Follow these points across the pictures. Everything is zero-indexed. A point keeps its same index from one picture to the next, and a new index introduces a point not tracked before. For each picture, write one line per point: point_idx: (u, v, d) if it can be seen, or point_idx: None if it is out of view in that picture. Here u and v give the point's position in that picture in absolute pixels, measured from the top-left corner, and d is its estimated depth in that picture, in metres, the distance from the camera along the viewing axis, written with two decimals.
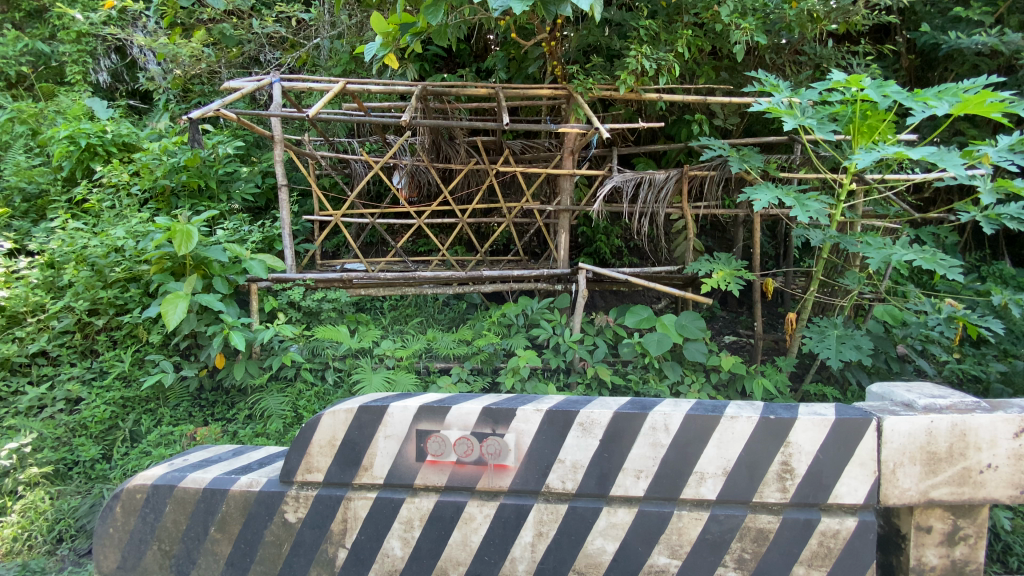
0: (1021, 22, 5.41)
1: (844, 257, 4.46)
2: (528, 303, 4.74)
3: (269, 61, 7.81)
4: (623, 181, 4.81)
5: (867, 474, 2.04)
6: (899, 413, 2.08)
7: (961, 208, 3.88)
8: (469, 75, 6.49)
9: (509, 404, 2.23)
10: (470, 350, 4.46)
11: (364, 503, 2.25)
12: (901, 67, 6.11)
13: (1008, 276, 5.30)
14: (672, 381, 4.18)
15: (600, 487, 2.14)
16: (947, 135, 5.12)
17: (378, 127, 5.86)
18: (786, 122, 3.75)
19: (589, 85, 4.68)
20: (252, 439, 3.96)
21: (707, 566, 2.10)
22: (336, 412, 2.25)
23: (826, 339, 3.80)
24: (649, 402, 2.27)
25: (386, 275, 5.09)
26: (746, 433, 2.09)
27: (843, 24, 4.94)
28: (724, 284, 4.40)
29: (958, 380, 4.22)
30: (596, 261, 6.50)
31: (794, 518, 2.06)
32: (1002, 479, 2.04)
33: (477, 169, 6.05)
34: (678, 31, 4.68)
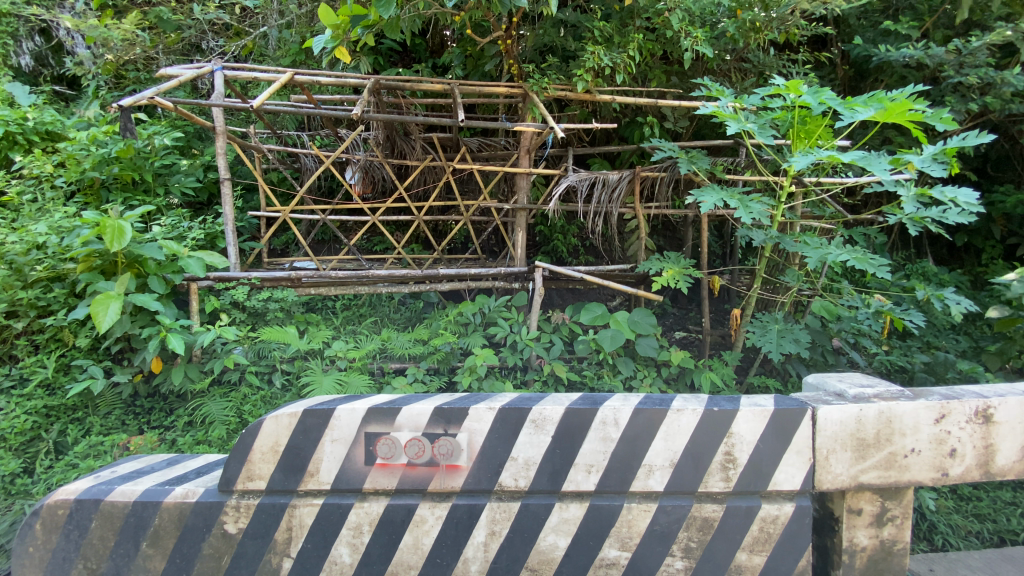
0: (944, 38, 5.85)
1: (784, 256, 4.69)
2: (486, 301, 4.71)
3: (212, 49, 7.42)
4: (577, 180, 4.87)
5: (803, 461, 2.14)
6: (832, 403, 2.19)
7: (889, 211, 4.11)
8: (425, 71, 6.40)
9: (461, 404, 2.20)
10: (426, 350, 4.38)
11: (310, 510, 2.16)
12: (837, 77, 6.50)
13: (930, 274, 5.74)
14: (625, 375, 4.27)
15: (552, 484, 2.15)
16: (877, 142, 5.48)
17: (329, 120, 5.66)
18: (730, 126, 3.89)
19: (545, 85, 4.71)
20: (192, 447, 3.76)
21: (656, 557, 2.14)
22: (278, 417, 2.16)
23: (768, 332, 3.98)
24: (600, 397, 2.30)
25: (338, 274, 4.92)
26: (691, 426, 2.15)
27: (783, 33, 5.17)
28: (674, 282, 4.52)
29: (887, 370, 4.53)
30: (553, 259, 6.57)
31: (736, 506, 2.14)
32: (924, 463, 2.19)
33: (433, 166, 5.95)
34: (630, 33, 4.76)
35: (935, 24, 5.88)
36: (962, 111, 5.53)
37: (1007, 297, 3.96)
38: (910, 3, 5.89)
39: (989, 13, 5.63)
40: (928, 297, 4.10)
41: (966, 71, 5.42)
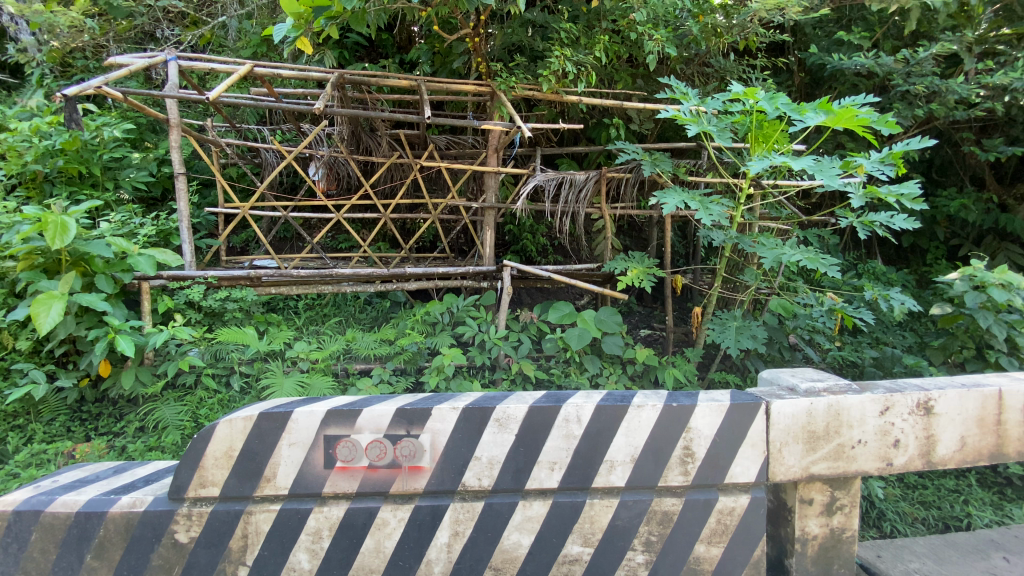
0: (892, 48, 6.15)
1: (744, 256, 4.84)
2: (454, 300, 4.66)
3: (167, 38, 7.11)
4: (545, 180, 4.90)
5: (757, 453, 2.22)
6: (784, 397, 2.27)
7: (841, 214, 4.28)
8: (392, 67, 6.31)
9: (424, 404, 2.17)
10: (392, 350, 4.31)
11: (266, 516, 2.10)
12: (793, 83, 6.75)
13: (879, 273, 6.02)
14: (591, 373, 4.30)
15: (516, 482, 2.14)
16: (830, 147, 5.71)
17: (291, 115, 5.51)
18: (691, 129, 3.99)
19: (512, 84, 4.70)
20: (143, 454, 3.60)
21: (617, 552, 2.17)
22: (232, 421, 2.08)
23: (728, 330, 4.09)
24: (563, 395, 2.31)
25: (300, 273, 4.80)
26: (652, 421, 2.19)
27: (743, 39, 5.31)
28: (638, 281, 4.59)
29: (839, 365, 4.73)
30: (522, 258, 6.59)
31: (695, 499, 2.19)
32: (870, 453, 2.29)
33: (400, 163, 5.86)
34: (596, 35, 4.80)
35: (885, 34, 6.16)
36: (909, 118, 5.83)
37: (949, 294, 4.18)
38: (861, 15, 6.17)
39: (933, 26, 5.95)
40: (876, 296, 4.29)
41: (913, 80, 5.74)
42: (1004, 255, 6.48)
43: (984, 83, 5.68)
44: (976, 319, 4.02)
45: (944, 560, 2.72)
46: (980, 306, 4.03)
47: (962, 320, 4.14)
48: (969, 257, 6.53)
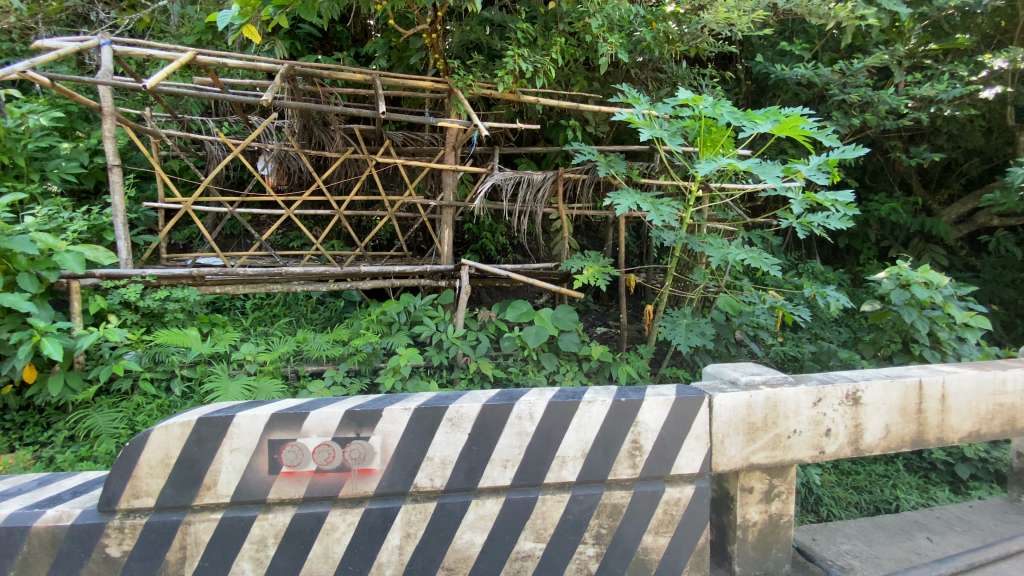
0: (830, 60, 6.52)
1: (693, 256, 5.02)
2: (411, 300, 4.59)
3: (102, 21, 6.69)
4: (502, 179, 4.93)
5: (701, 445, 2.31)
6: (726, 390, 2.37)
7: (782, 216, 4.50)
8: (347, 60, 6.16)
9: (374, 405, 2.12)
10: (346, 351, 4.21)
11: (206, 526, 2.01)
12: (741, 91, 7.00)
13: (818, 272, 6.38)
14: (549, 370, 4.34)
15: (468, 481, 2.13)
16: (774, 153, 6.00)
17: (238, 106, 5.27)
18: (643, 132, 4.11)
19: (470, 82, 4.69)
20: (74, 464, 3.36)
21: (569, 546, 2.21)
22: (168, 427, 1.98)
23: (677, 327, 4.23)
24: (516, 393, 2.32)
25: (247, 271, 4.65)
26: (602, 416, 2.23)
27: (693, 48, 5.50)
28: (594, 280, 4.67)
29: (782, 360, 4.99)
30: (481, 257, 6.57)
31: (643, 491, 2.26)
32: (804, 442, 2.43)
33: (354, 158, 5.72)
34: (553, 36, 4.85)
35: (824, 47, 6.53)
36: (845, 126, 6.20)
37: (878, 292, 4.47)
38: (802, 28, 6.51)
39: (867, 41, 6.35)
40: (813, 293, 4.54)
41: (848, 90, 6.12)
42: (927, 256, 7.00)
43: (912, 95, 6.10)
44: (901, 315, 4.30)
45: (873, 541, 2.90)
46: (906, 303, 4.32)
47: (890, 316, 4.42)
48: (897, 258, 7.03)
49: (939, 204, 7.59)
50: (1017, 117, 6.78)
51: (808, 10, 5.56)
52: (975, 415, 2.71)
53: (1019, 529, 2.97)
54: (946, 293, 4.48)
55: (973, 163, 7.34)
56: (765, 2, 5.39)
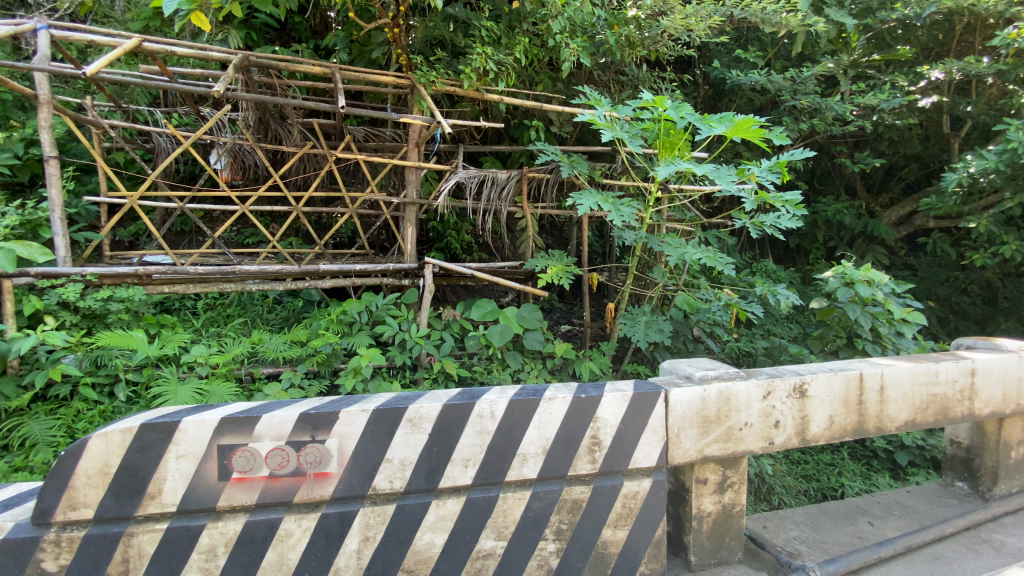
0: (782, 68, 6.81)
1: (653, 255, 5.14)
2: (373, 299, 4.50)
3: (39, 3, 6.28)
4: (466, 177, 4.89)
5: (657, 439, 2.37)
6: (682, 385, 2.45)
7: (736, 216, 4.65)
8: (306, 53, 5.99)
9: (331, 407, 2.07)
10: (304, 352, 4.09)
11: (151, 537, 1.91)
12: (699, 95, 7.17)
13: (771, 271, 6.66)
14: (513, 369, 4.36)
15: (429, 482, 2.11)
16: (730, 156, 6.20)
17: (188, 97, 5.03)
18: (605, 133, 4.17)
19: (432, 78, 4.64)
20: (6, 476, 3.14)
21: (529, 543, 2.23)
22: (108, 434, 1.88)
23: (637, 324, 4.34)
24: (477, 391, 2.31)
25: (198, 270, 4.46)
26: (562, 413, 2.25)
27: (654, 52, 5.62)
28: (558, 279, 4.71)
29: (736, 355, 5.19)
30: (446, 255, 6.52)
31: (602, 486, 2.30)
32: (755, 434, 2.53)
33: (313, 154, 5.57)
34: (517, 36, 4.85)
35: (776, 55, 6.82)
36: (795, 131, 6.49)
37: (825, 290, 4.70)
38: (756, 36, 6.76)
39: (816, 51, 6.66)
40: (765, 291, 4.72)
41: (798, 97, 6.41)
42: (870, 255, 7.41)
43: (856, 103, 6.45)
44: (846, 311, 4.54)
45: (819, 527, 3.05)
46: (850, 300, 4.56)
47: (835, 313, 4.65)
48: (843, 257, 7.43)
49: (880, 206, 8.04)
50: (951, 126, 7.25)
51: (761, 19, 5.77)
52: (910, 405, 2.85)
53: (952, 511, 3.16)
54: (886, 290, 4.74)
55: (911, 168, 7.80)
56: (721, 9, 5.55)
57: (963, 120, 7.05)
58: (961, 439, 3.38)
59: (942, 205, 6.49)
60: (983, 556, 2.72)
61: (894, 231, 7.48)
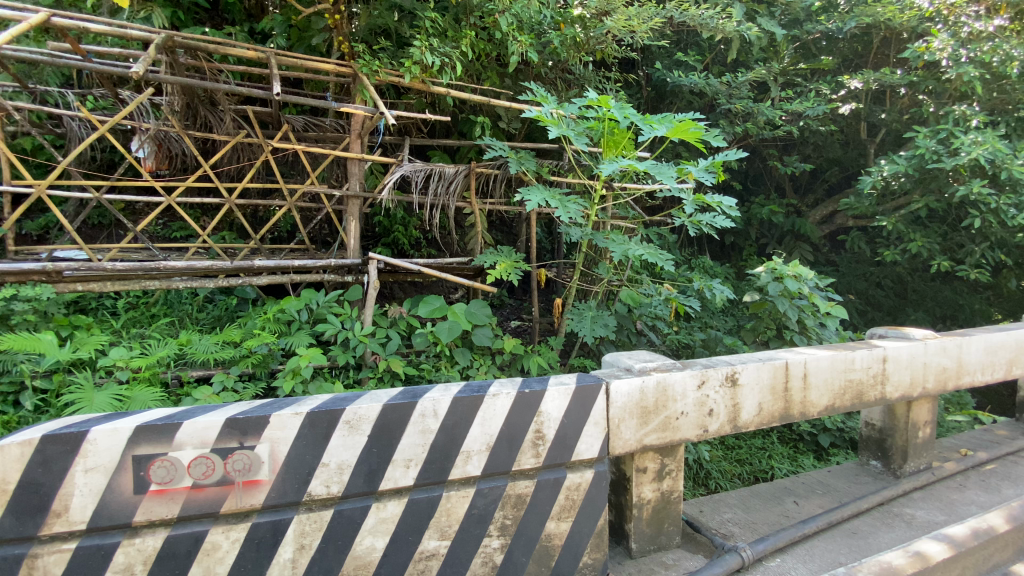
0: (718, 73, 7.12)
1: (599, 251, 5.23)
2: (313, 297, 4.32)
3: None
4: (412, 170, 4.76)
5: (599, 431, 2.42)
6: (622, 377, 2.51)
7: (676, 214, 4.80)
8: (240, 36, 5.65)
9: (261, 411, 1.95)
10: (238, 354, 3.88)
11: (57, 558, 1.74)
12: (642, 97, 7.21)
13: (708, 267, 6.97)
14: (462, 365, 4.33)
15: (368, 485, 2.04)
16: (670, 156, 6.41)
17: (105, 78, 4.61)
18: (551, 130, 4.19)
19: (375, 68, 4.49)
20: None
21: (473, 540, 2.21)
22: (3, 448, 1.69)
23: (584, 319, 4.43)
24: (419, 389, 2.25)
25: (117, 266, 4.11)
26: (506, 409, 2.24)
27: (599, 52, 5.69)
28: (506, 275, 4.71)
29: (677, 347, 5.41)
30: (393, 251, 6.37)
31: (546, 479, 2.32)
32: (690, 422, 2.64)
33: (248, 143, 5.27)
34: (463, 29, 4.78)
35: (712, 60, 7.12)
36: (730, 133, 6.82)
37: (757, 284, 4.95)
38: (695, 41, 7.00)
39: (749, 57, 7.01)
40: (702, 286, 4.92)
41: (733, 101, 6.73)
42: (797, 252, 7.92)
43: (785, 109, 6.84)
44: (776, 304, 4.80)
45: (750, 508, 3.23)
46: (780, 294, 4.83)
47: (767, 306, 4.91)
48: (773, 254, 7.91)
49: (807, 206, 8.57)
50: (868, 132, 7.84)
51: (699, 24, 5.98)
52: (830, 391, 3.06)
53: (867, 488, 3.44)
54: (811, 285, 5.08)
55: (833, 171, 8.37)
56: (662, 12, 5.71)
57: (879, 127, 7.64)
58: (875, 421, 3.66)
59: (860, 205, 7.02)
60: (895, 529, 2.98)
61: (818, 230, 8.02)
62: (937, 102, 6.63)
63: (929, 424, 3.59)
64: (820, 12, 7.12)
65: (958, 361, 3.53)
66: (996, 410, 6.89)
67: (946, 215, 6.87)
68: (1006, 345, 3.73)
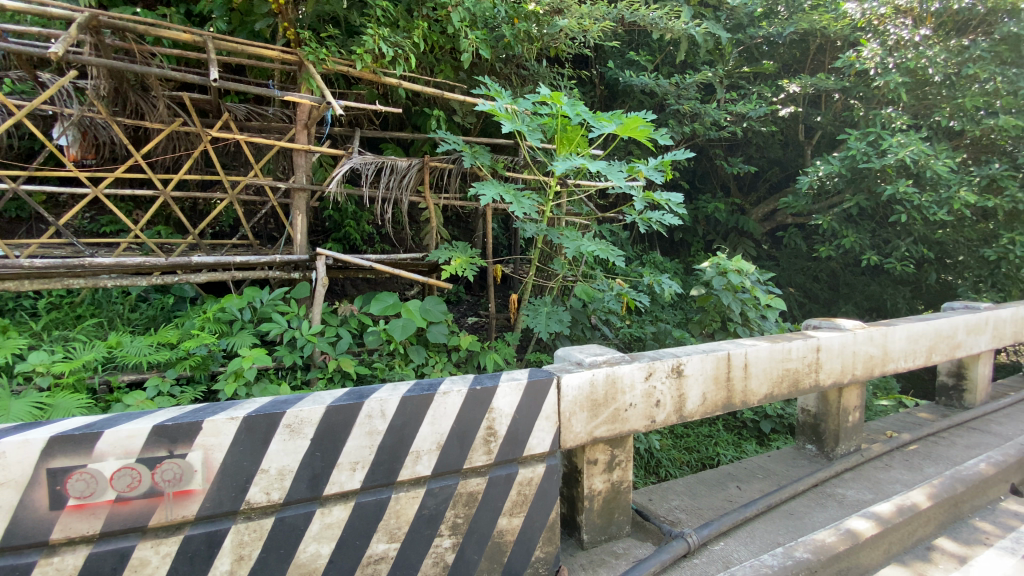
0: (668, 73, 7.31)
1: (554, 247, 5.27)
2: (256, 295, 4.13)
3: None
4: (362, 163, 4.63)
5: (550, 425, 2.44)
6: (572, 371, 2.53)
7: (627, 211, 4.89)
8: (175, 17, 5.30)
9: (193, 417, 1.84)
10: (174, 356, 3.66)
11: None
12: (596, 95, 7.27)
13: (658, 263, 7.18)
14: (416, 364, 4.26)
15: (312, 490, 1.97)
16: (622, 154, 6.54)
17: (21, 59, 4.21)
18: (505, 125, 4.17)
19: (322, 56, 4.33)
20: None
21: (423, 541, 2.18)
22: None
23: (539, 315, 4.46)
24: (366, 389, 2.18)
25: (35, 263, 3.78)
26: (457, 406, 2.21)
27: (552, 49, 5.72)
28: (461, 270, 4.66)
29: (629, 341, 5.54)
30: (345, 246, 6.19)
31: (498, 476, 2.32)
32: (638, 413, 2.71)
33: (184, 132, 4.96)
34: (415, 20, 4.67)
35: (662, 61, 7.31)
36: (679, 133, 7.05)
37: (703, 279, 5.13)
38: (646, 41, 7.15)
39: (697, 59, 7.24)
40: (652, 281, 5.05)
41: (681, 101, 6.94)
42: (740, 248, 8.29)
43: (730, 111, 7.11)
44: (720, 298, 5.00)
45: (696, 495, 3.35)
46: (724, 288, 5.03)
47: (712, 299, 5.12)
48: (718, 249, 8.24)
49: (751, 204, 8.96)
50: (805, 134, 8.27)
51: (649, 24, 6.12)
52: (768, 380, 3.22)
53: (803, 471, 3.65)
54: (753, 279, 5.32)
55: (774, 171, 8.79)
56: (613, 12, 5.79)
57: (815, 130, 8.09)
58: (810, 407, 3.88)
59: (798, 204, 7.42)
60: (828, 508, 3.17)
61: (760, 226, 8.41)
62: (867, 107, 7.07)
63: (858, 409, 3.83)
64: (762, 18, 7.44)
65: (884, 349, 3.79)
66: (918, 393, 7.46)
67: (875, 213, 7.36)
68: (925, 333, 4.03)
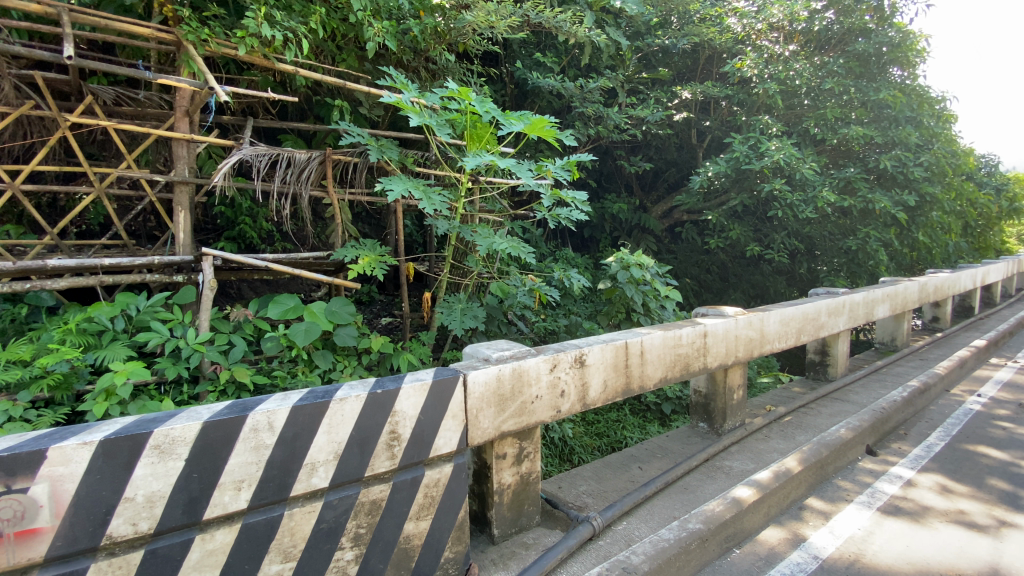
0: (574, 75, 7.53)
1: (467, 244, 5.25)
2: (131, 301, 3.71)
3: None
4: (255, 154, 4.29)
5: (456, 424, 2.43)
6: (478, 368, 2.55)
7: (537, 208, 4.97)
8: None
9: (36, 445, 1.60)
10: (29, 375, 3.18)
11: None
12: (506, 93, 7.37)
13: (569, 258, 7.44)
14: (323, 369, 4.05)
15: (190, 515, 1.81)
16: (532, 152, 6.66)
17: None
18: (412, 118, 4.06)
19: (204, 37, 3.95)
20: None
21: (323, 556, 2.09)
22: None
23: (453, 312, 4.44)
24: (252, 401, 2.04)
25: None
26: (356, 412, 2.13)
27: (460, 45, 5.66)
28: (370, 269, 4.49)
29: (543, 334, 5.70)
30: (241, 245, 5.72)
31: (402, 480, 2.28)
32: (544, 404, 2.79)
33: (37, 116, 4.32)
34: (312, 5, 4.41)
35: (568, 63, 7.50)
36: (584, 134, 7.32)
37: (609, 273, 5.39)
38: (552, 43, 7.29)
39: (600, 63, 7.52)
40: (562, 276, 5.22)
41: (586, 104, 7.20)
42: (643, 243, 8.80)
43: (630, 114, 7.50)
44: (624, 291, 5.28)
45: (602, 478, 3.52)
46: (628, 281, 5.32)
47: (617, 292, 5.39)
48: (623, 244, 8.69)
49: (653, 201, 9.54)
50: (698, 137, 8.94)
51: (554, 26, 6.27)
52: (662, 364, 3.45)
53: (697, 447, 3.96)
54: (653, 272, 5.68)
55: (671, 171, 9.41)
56: (519, 11, 5.84)
57: (706, 134, 8.74)
58: (702, 388, 4.21)
59: (691, 201, 8.04)
60: (717, 480, 3.48)
61: (660, 222, 8.98)
62: (750, 114, 7.76)
63: (741, 387, 4.23)
64: (658, 27, 7.89)
65: (761, 332, 4.20)
66: (794, 369, 8.42)
67: (757, 210, 8.15)
68: (795, 316, 4.53)
